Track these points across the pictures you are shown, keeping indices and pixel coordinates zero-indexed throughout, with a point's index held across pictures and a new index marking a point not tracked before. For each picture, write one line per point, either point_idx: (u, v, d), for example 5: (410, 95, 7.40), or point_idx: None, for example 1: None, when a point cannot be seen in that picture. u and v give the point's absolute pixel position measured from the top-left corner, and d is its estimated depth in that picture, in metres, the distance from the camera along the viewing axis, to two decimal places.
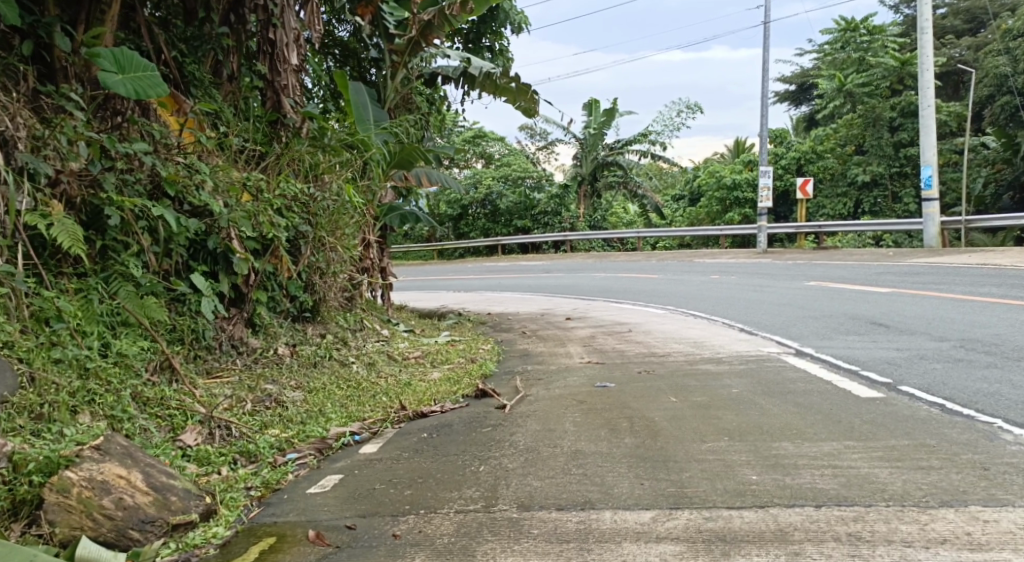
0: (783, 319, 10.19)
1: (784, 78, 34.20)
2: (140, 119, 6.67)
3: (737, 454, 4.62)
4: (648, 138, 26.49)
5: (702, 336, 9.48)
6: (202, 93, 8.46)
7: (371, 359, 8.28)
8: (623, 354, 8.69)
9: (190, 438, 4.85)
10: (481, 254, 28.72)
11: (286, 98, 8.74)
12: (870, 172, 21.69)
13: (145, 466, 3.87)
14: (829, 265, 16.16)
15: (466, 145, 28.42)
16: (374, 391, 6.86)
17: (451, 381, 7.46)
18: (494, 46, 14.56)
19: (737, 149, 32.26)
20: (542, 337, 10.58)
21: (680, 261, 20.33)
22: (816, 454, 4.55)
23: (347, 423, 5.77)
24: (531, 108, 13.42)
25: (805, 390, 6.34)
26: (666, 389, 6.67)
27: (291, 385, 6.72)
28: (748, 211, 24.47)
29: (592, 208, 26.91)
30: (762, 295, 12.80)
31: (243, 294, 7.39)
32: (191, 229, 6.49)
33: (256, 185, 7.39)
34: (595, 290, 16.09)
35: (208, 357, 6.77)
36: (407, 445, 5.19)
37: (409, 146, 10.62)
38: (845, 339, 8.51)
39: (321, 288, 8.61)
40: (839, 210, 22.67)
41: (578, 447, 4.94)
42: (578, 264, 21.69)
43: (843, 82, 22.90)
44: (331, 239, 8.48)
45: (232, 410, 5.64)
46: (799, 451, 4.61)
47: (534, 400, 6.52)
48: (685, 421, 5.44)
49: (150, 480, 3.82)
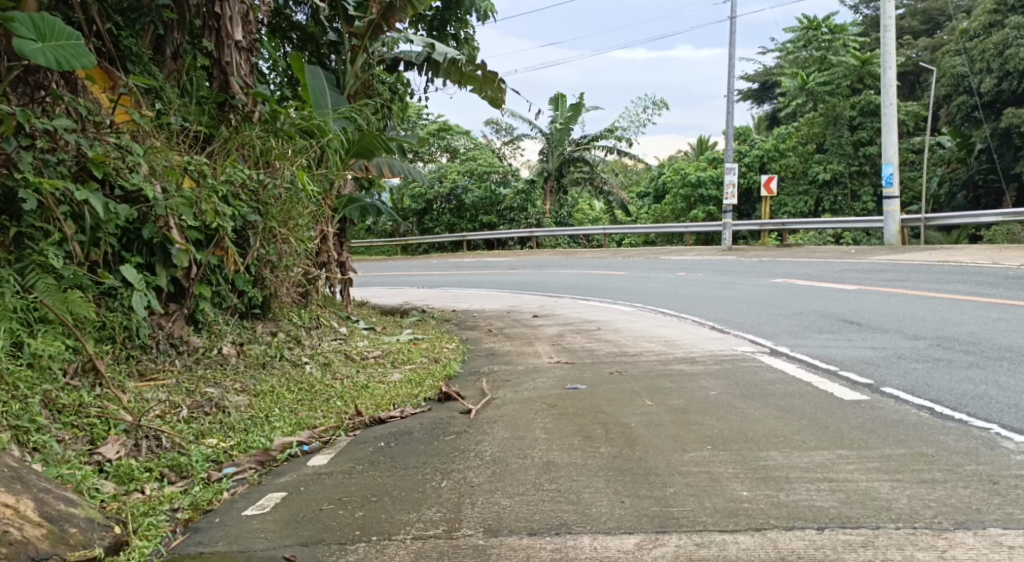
0: (754, 316, 9.83)
1: (747, 76, 33.99)
2: (65, 94, 6.27)
3: (725, 465, 4.15)
4: (614, 134, 26.14)
5: (673, 334, 9.07)
6: (141, 70, 8.03)
7: (326, 359, 7.72)
8: (593, 353, 8.25)
9: (110, 451, 4.32)
10: (446, 249, 28.14)
11: (235, 77, 8.29)
12: (831, 171, 21.56)
13: (38, 493, 3.34)
14: (796, 262, 15.91)
15: (430, 139, 27.88)
16: (328, 395, 6.31)
17: (412, 383, 6.94)
18: (458, 33, 14.05)
19: (700, 147, 32.04)
20: (509, 335, 10.10)
21: (647, 258, 19.99)
22: (809, 465, 4.09)
23: (294, 431, 5.20)
24: (498, 98, 12.92)
25: (787, 392, 5.92)
26: (641, 392, 6.23)
27: (234, 388, 6.20)
28: (712, 209, 24.26)
29: (558, 204, 26.47)
30: (731, 292, 12.47)
31: (183, 289, 6.88)
32: (120, 216, 6.08)
33: (198, 170, 6.98)
34: (560, 287, 15.64)
35: (142, 357, 6.29)
36: (361, 457, 4.67)
37: (369, 134, 10.04)
38: (819, 337, 8.15)
39: (272, 282, 8.07)
40: (800, 208, 22.47)
41: (550, 458, 4.46)
42: (543, 261, 21.25)
43: (806, 80, 22.28)
44: (283, 230, 7.93)
45: (164, 418, 5.13)
46: (790, 461, 4.16)
47: (500, 404, 6.04)
48: (664, 428, 4.99)
49: (43, 510, 3.29)
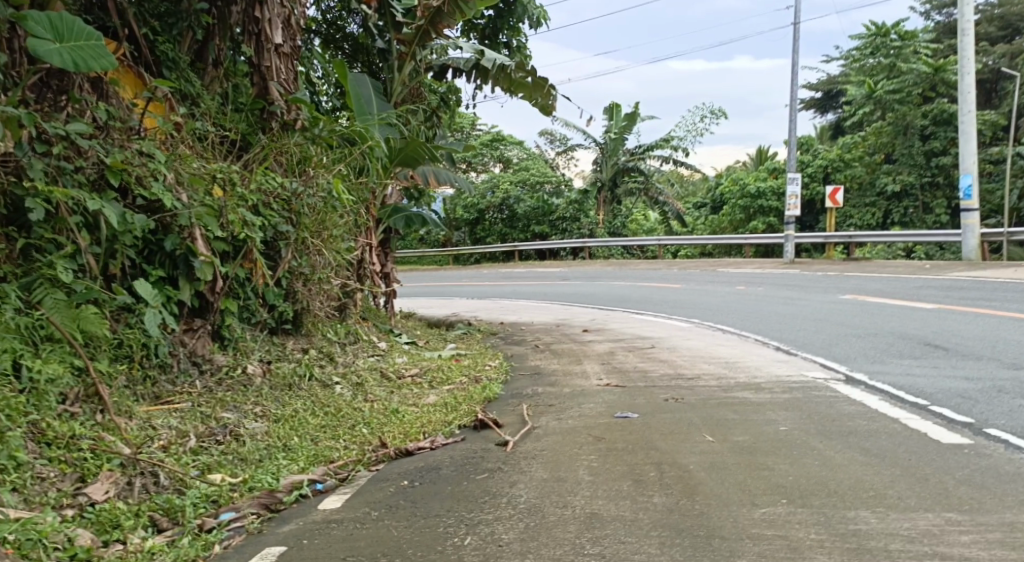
0: (825, 337, 9.05)
1: (810, 84, 32.74)
2: (84, 97, 5.85)
3: (807, 531, 3.52)
4: (670, 143, 25.34)
5: (734, 355, 8.34)
6: (177, 76, 7.59)
7: (359, 379, 7.20)
8: (647, 376, 7.59)
9: (98, 492, 3.90)
10: (497, 260, 27.60)
11: (274, 82, 7.86)
12: (900, 182, 20.45)
13: None
14: (864, 277, 14.97)
15: (483, 149, 27.51)
16: (354, 421, 5.79)
17: (446, 408, 6.38)
18: (511, 42, 13.49)
19: (760, 157, 31.05)
20: (556, 352, 9.49)
21: (704, 271, 19.13)
22: (913, 535, 3.45)
23: (308, 467, 4.68)
24: (549, 104, 12.39)
25: (872, 430, 5.21)
26: (700, 424, 5.56)
27: (253, 412, 5.73)
28: (772, 220, 23.22)
29: (612, 214, 25.72)
30: (794, 310, 11.66)
31: (207, 304, 6.43)
32: (137, 226, 5.66)
33: (227, 178, 6.55)
34: (613, 299, 14.93)
35: (160, 378, 5.88)
36: (378, 499, 4.14)
37: (412, 141, 9.53)
38: (901, 363, 7.36)
39: (304, 295, 7.57)
40: (867, 221, 21.52)
41: (594, 509, 3.87)
42: (596, 272, 20.55)
43: (873, 89, 21.32)
44: (316, 241, 7.44)
45: (168, 450, 4.71)
46: (886, 527, 3.53)
47: (542, 435, 5.45)
48: (728, 473, 4.36)
49: None
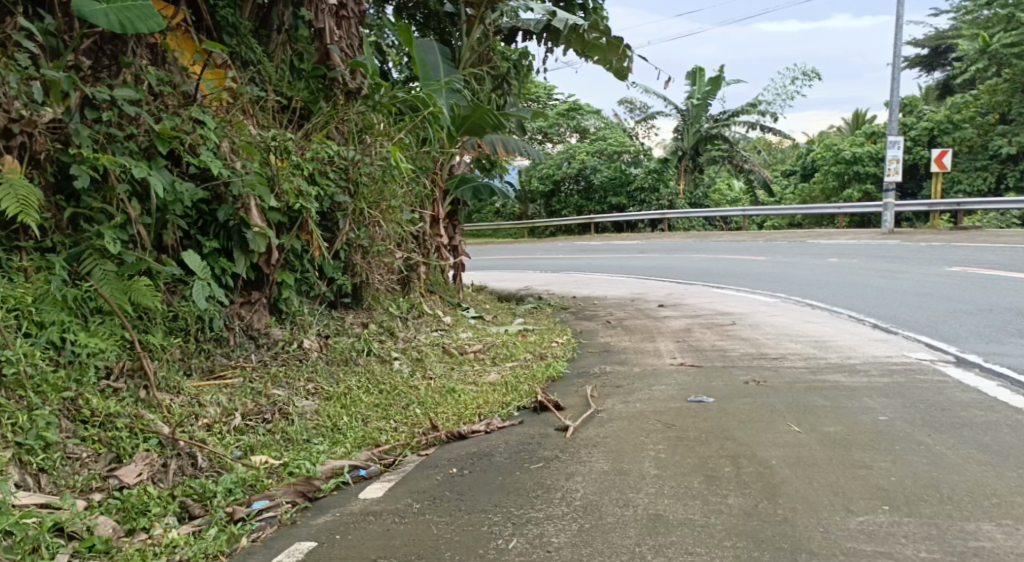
0: (928, 314, 8.34)
1: (915, 42, 30.89)
2: (134, 61, 5.59)
3: (917, 546, 3.25)
4: (757, 109, 24.27)
5: (823, 334, 7.76)
6: (238, 43, 7.00)
7: (420, 354, 6.93)
8: (725, 355, 7.10)
9: (130, 474, 3.73)
10: (572, 232, 27.03)
11: (333, 46, 7.62)
12: (1017, 144, 19.00)
13: None
14: (972, 248, 13.93)
15: (560, 119, 26.95)
16: (407, 400, 5.52)
17: (507, 387, 6.05)
18: (587, 3, 12.95)
19: (856, 122, 29.56)
20: (629, 329, 9.04)
21: (790, 243, 18.22)
22: None
23: (352, 452, 4.43)
24: (622, 68, 11.85)
25: (988, 421, 4.66)
26: (785, 411, 5.08)
27: (306, 390, 5.50)
28: (868, 188, 21.94)
29: (693, 184, 24.94)
30: (894, 283, 10.89)
31: (264, 276, 6.20)
32: (187, 195, 5.44)
33: (283, 146, 6.30)
34: (691, 273, 14.31)
35: (215, 352, 5.68)
36: (424, 489, 3.90)
37: (480, 108, 9.13)
38: (1018, 344, 6.67)
39: (363, 268, 7.31)
40: (977, 185, 20.05)
41: (658, 510, 3.59)
42: (676, 244, 19.87)
43: (988, 42, 19.80)
44: (374, 212, 7.20)
45: (211, 429, 4.53)
46: (1015, 545, 3.24)
47: (606, 420, 5.07)
48: (815, 471, 3.94)
49: None
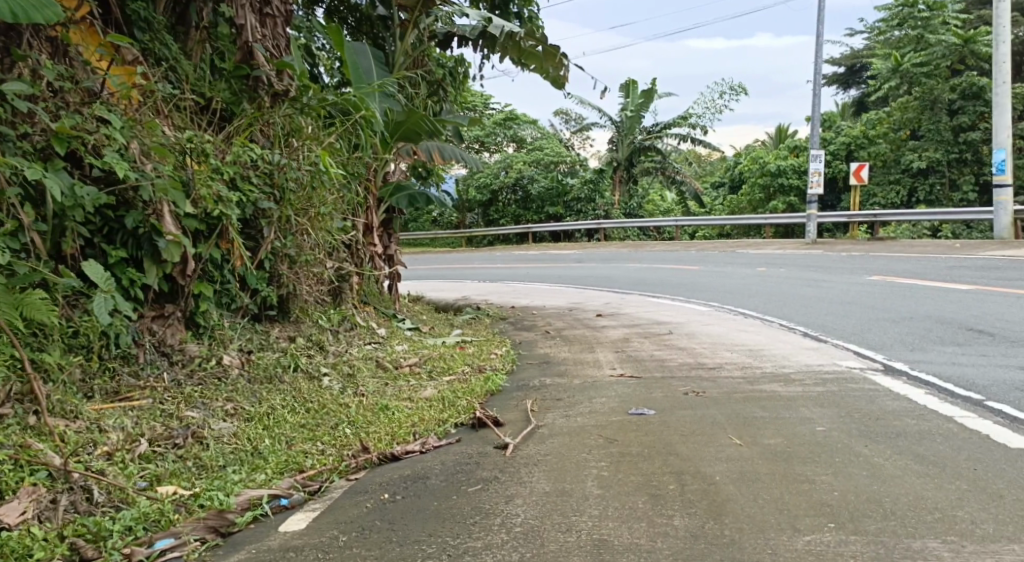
0: (858, 321, 8.33)
1: (833, 60, 31.72)
2: (29, 53, 5.14)
3: None
4: (687, 121, 24.51)
5: (759, 343, 7.65)
6: (151, 39, 6.59)
7: (351, 369, 6.57)
8: (664, 365, 6.92)
9: (12, 513, 3.33)
10: (511, 241, 26.82)
11: (257, 44, 7.10)
12: (926, 159, 19.37)
13: None
14: (893, 258, 14.15)
15: (497, 128, 26.75)
16: (336, 419, 5.15)
17: (442, 403, 5.74)
18: (522, 12, 12.78)
19: (779, 136, 30.17)
20: (568, 339, 8.82)
21: (723, 252, 18.33)
22: None
23: (273, 478, 4.07)
24: (559, 76, 11.71)
25: (923, 431, 4.55)
26: (726, 423, 4.89)
27: (224, 410, 5.09)
28: (793, 199, 22.30)
29: (627, 195, 25.15)
30: (822, 292, 10.94)
31: (179, 288, 5.78)
32: (88, 200, 5.01)
33: (201, 148, 5.90)
34: (628, 283, 14.22)
35: (123, 370, 5.25)
36: (350, 518, 3.58)
37: (415, 114, 8.81)
38: (942, 351, 6.66)
39: (290, 279, 6.93)
40: (891, 199, 20.54)
41: (601, 534, 3.34)
42: (612, 254, 19.82)
43: (898, 62, 20.19)
44: (302, 220, 6.84)
45: (113, 457, 4.11)
46: None
47: (547, 436, 4.81)
48: (761, 487, 3.75)
49: None
